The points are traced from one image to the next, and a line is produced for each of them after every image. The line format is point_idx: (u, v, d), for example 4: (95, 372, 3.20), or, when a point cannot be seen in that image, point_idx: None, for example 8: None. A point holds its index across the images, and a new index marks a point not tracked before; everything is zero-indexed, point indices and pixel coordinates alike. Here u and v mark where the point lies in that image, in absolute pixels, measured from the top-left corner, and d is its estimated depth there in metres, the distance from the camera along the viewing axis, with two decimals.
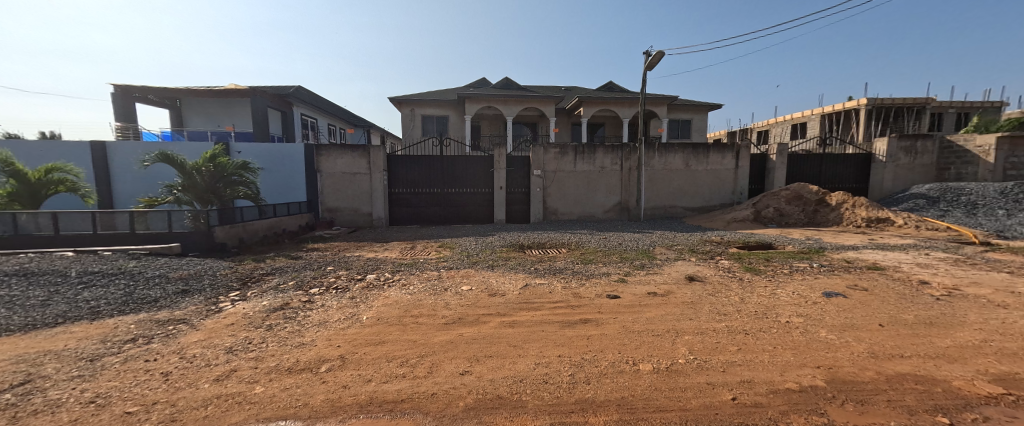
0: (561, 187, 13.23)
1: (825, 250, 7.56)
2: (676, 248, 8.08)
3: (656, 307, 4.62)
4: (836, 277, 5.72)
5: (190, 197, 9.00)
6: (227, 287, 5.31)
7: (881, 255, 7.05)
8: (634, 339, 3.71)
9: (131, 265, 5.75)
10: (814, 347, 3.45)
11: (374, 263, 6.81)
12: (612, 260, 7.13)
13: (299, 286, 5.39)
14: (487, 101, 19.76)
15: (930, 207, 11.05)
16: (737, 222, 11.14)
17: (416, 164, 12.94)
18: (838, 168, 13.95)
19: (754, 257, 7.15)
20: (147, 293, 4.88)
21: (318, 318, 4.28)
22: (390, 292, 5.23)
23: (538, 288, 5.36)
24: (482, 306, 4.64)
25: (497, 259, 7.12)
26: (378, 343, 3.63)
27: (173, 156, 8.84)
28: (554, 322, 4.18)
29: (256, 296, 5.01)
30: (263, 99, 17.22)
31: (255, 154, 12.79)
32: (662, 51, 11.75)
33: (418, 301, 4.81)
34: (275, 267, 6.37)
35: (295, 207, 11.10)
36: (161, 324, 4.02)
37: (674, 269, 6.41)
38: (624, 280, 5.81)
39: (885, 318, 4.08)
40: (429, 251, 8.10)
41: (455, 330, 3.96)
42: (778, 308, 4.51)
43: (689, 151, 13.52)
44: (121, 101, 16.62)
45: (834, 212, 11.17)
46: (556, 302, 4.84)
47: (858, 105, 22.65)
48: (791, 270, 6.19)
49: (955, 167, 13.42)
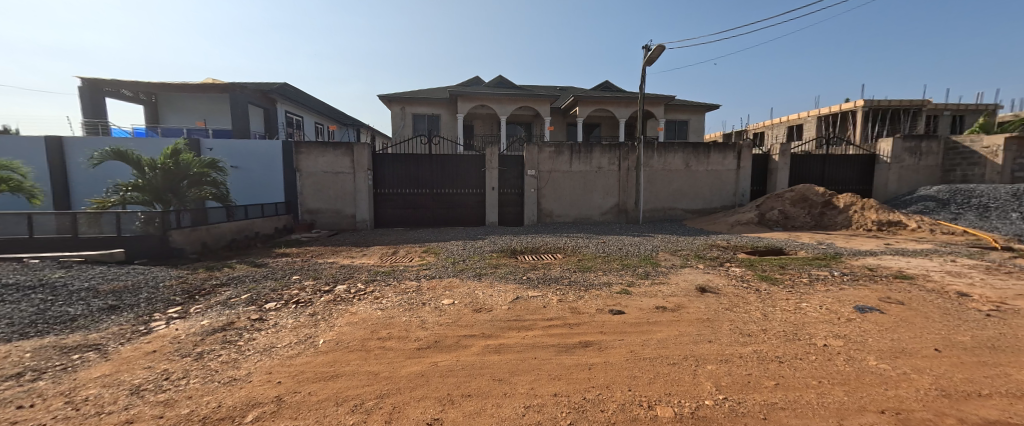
0: (556, 188, 12.57)
1: (842, 256, 6.99)
2: (681, 254, 7.45)
3: (667, 325, 3.97)
4: (864, 288, 5.10)
5: (147, 198, 8.18)
6: (167, 302, 4.55)
7: (903, 262, 6.49)
8: (646, 370, 3.04)
9: (56, 276, 4.94)
10: (869, 381, 2.80)
11: (347, 272, 6.07)
12: (612, 267, 6.47)
13: (253, 300, 4.63)
14: (480, 100, 19.05)
15: (941, 210, 10.57)
16: (741, 225, 10.57)
17: (402, 164, 12.20)
18: (842, 170, 13.48)
19: (768, 264, 6.55)
20: (65, 310, 4.10)
21: (263, 342, 3.52)
22: (359, 306, 4.51)
23: (531, 302, 4.68)
24: (463, 326, 3.94)
25: (486, 267, 6.40)
26: (330, 378, 2.90)
27: (127, 152, 8.10)
28: (547, 346, 3.50)
29: (198, 313, 4.25)
30: (243, 95, 16.43)
31: (229, 151, 11.97)
32: (662, 45, 11.19)
33: (389, 319, 4.09)
34: (232, 277, 5.61)
35: (270, 208, 10.28)
36: (65, 353, 3.27)
37: (682, 279, 5.76)
38: (627, 292, 5.12)
39: (939, 341, 3.46)
40: (412, 257, 7.37)
41: (428, 358, 3.25)
42: (809, 326, 3.88)
43: (689, 151, 12.97)
44: (89, 96, 15.66)
45: (841, 215, 10.63)
46: (550, 319, 4.17)
47: (855, 107, 22.36)
48: (812, 280, 5.58)
49: (960, 168, 13.01)
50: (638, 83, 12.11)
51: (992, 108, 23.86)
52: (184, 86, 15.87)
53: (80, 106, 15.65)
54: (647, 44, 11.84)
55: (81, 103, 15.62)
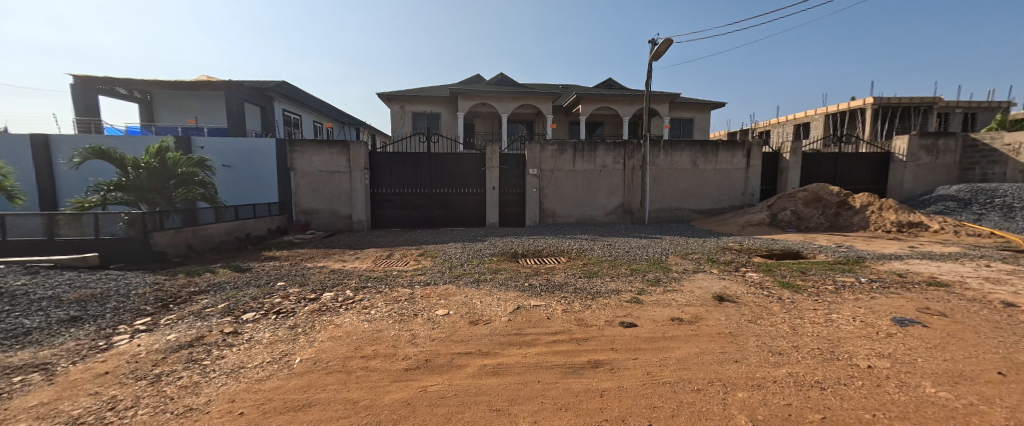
0: (558, 187, 12.15)
1: (866, 260, 6.53)
2: (693, 258, 7.01)
3: (686, 341, 3.55)
4: (898, 297, 4.66)
5: (132, 198, 7.84)
6: (136, 312, 4.15)
7: (933, 267, 6.04)
8: (667, 399, 2.62)
9: (18, 284, 4.55)
10: (933, 416, 2.37)
11: (336, 277, 5.67)
12: (620, 272, 6.04)
13: (229, 310, 4.23)
14: (480, 97, 18.63)
15: (962, 211, 10.13)
16: (752, 226, 10.13)
17: (399, 163, 11.80)
18: (855, 168, 13.02)
19: (787, 269, 6.12)
20: (19, 322, 3.70)
21: (232, 362, 3.11)
22: (344, 318, 4.11)
23: (533, 312, 4.27)
24: (459, 341, 3.53)
25: (484, 272, 5.98)
26: (301, 408, 2.50)
27: (110, 151, 7.75)
28: (551, 367, 3.10)
29: (167, 325, 3.86)
30: (239, 92, 16.06)
31: (220, 150, 11.60)
32: (670, 39, 10.73)
33: (376, 333, 3.68)
34: (211, 284, 5.22)
35: (263, 209, 9.89)
36: (6, 374, 2.88)
37: (696, 286, 5.31)
38: (638, 301, 4.69)
39: (1001, 363, 3.02)
40: (407, 260, 6.97)
41: (416, 382, 2.84)
42: (846, 343, 3.46)
43: (697, 149, 12.51)
44: (81, 93, 15.33)
45: (858, 215, 10.17)
46: (554, 332, 3.77)
47: (864, 104, 21.82)
48: (838, 287, 5.13)
49: (980, 167, 12.51)
50: (644, 79, 11.67)
51: (1005, 106, 23.30)
52: (178, 83, 15.50)
53: (72, 103, 15.32)
54: (653, 37, 11.36)
55: (74, 100, 15.29)
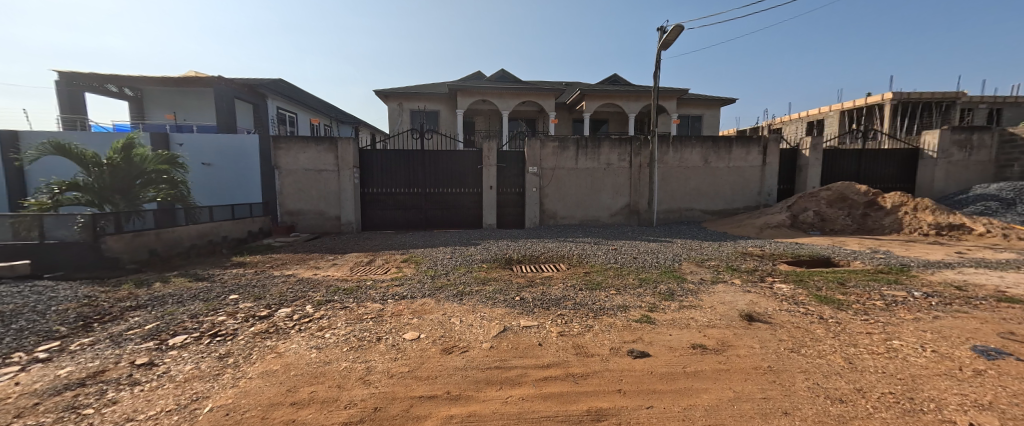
0: (560, 187, 11.37)
1: (910, 269, 5.66)
2: (709, 265, 6.23)
3: (714, 381, 2.76)
4: (968, 318, 3.83)
5: (90, 198, 7.12)
6: (42, 335, 3.45)
7: (995, 277, 5.16)
8: None
9: None
10: None
11: (302, 289, 4.95)
12: (628, 283, 5.25)
13: (156, 333, 3.51)
14: (480, 94, 17.93)
15: (1006, 211, 9.22)
16: (771, 228, 9.31)
17: (391, 161, 11.07)
18: (880, 165, 12.08)
19: (821, 279, 5.30)
20: None
21: (121, 411, 2.38)
22: (291, 343, 3.37)
23: (523, 336, 3.51)
24: (423, 379, 2.78)
25: (470, 283, 5.22)
26: None
27: (69, 145, 7.08)
28: (537, 421, 2.32)
29: (74, 353, 3.15)
30: (229, 88, 15.38)
31: (199, 147, 11.00)
32: (681, 25, 9.91)
33: (322, 367, 2.93)
34: (153, 297, 4.51)
35: (244, 210, 9.22)
36: None
37: (717, 301, 4.52)
38: (649, 320, 3.91)
39: None
40: (387, 268, 6.25)
41: None
42: (925, 385, 2.66)
43: (709, 144, 11.66)
44: (66, 90, 14.78)
45: (889, 216, 9.27)
46: (545, 365, 3.00)
47: (882, 99, 20.73)
48: (888, 304, 4.29)
49: (1019, 163, 11.51)
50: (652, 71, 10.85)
51: None
52: (165, 80, 14.86)
53: (58, 102, 14.82)
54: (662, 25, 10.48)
55: (59, 98, 14.78)
